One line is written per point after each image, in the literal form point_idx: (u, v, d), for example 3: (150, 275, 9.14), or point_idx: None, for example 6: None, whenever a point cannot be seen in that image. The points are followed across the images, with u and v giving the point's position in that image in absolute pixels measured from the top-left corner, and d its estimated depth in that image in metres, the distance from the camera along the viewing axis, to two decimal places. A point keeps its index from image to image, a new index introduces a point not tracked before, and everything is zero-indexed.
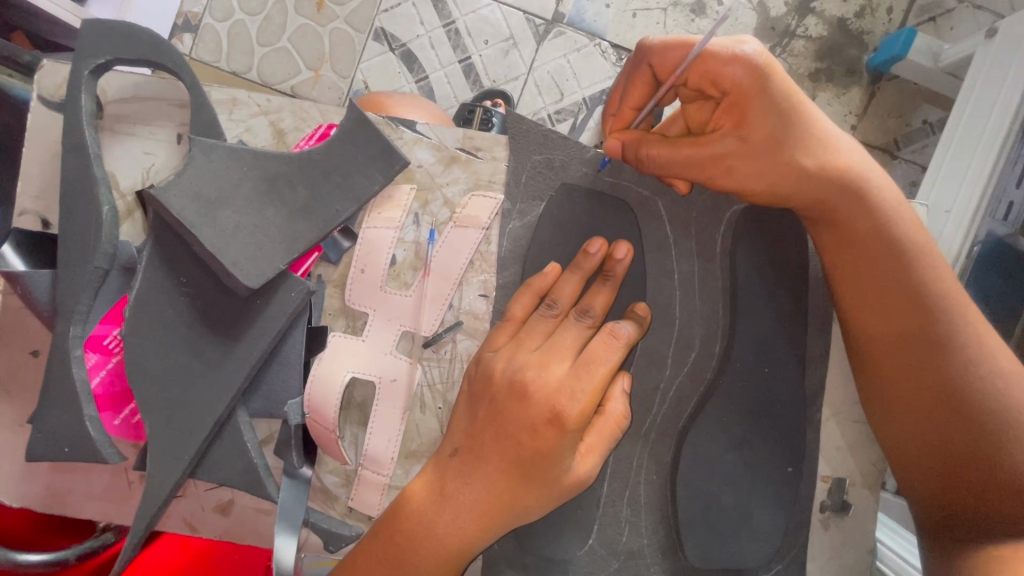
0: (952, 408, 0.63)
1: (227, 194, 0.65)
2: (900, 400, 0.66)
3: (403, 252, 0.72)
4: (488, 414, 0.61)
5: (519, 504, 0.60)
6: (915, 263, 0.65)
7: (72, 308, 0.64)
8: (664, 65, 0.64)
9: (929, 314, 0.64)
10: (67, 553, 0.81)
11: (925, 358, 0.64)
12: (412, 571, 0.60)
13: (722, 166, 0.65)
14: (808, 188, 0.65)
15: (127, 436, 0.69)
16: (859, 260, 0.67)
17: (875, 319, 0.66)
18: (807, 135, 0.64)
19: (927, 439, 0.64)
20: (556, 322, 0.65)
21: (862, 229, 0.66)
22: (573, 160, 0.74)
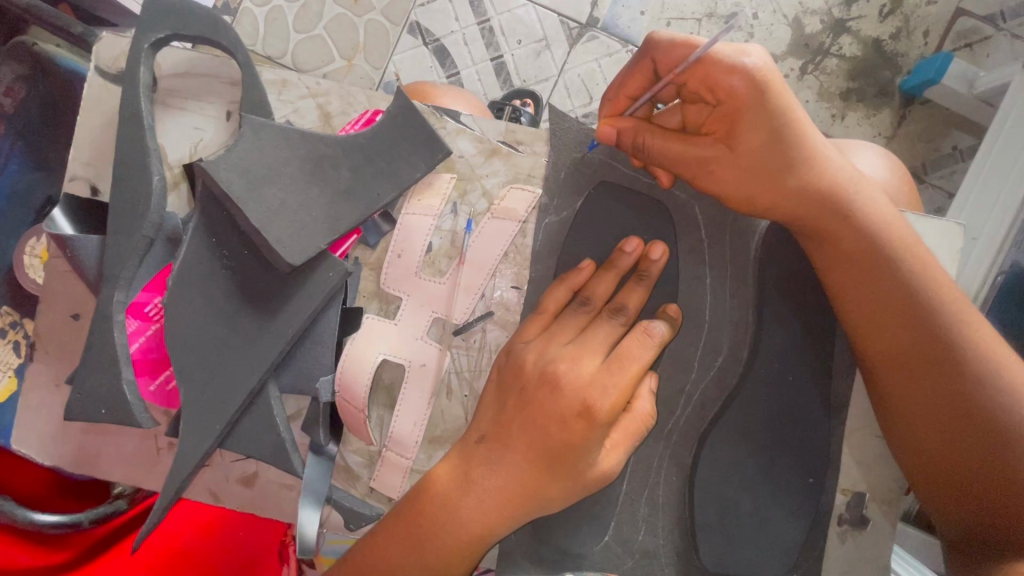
0: (964, 428, 0.63)
1: (274, 172, 0.67)
2: (915, 420, 0.65)
3: (440, 241, 0.73)
4: (518, 403, 0.62)
5: (543, 495, 0.61)
6: (918, 282, 0.65)
7: (118, 273, 0.65)
8: (667, 62, 0.65)
9: (935, 333, 0.64)
10: (81, 516, 0.83)
11: (929, 377, 0.64)
12: (434, 554, 0.61)
13: (708, 170, 0.66)
14: (795, 204, 0.66)
15: (161, 402, 0.70)
16: (855, 276, 0.66)
17: (869, 334, 0.67)
18: (798, 150, 0.64)
19: (938, 457, 0.64)
20: (589, 317, 0.66)
21: (856, 247, 0.66)
22: (613, 160, 0.74)
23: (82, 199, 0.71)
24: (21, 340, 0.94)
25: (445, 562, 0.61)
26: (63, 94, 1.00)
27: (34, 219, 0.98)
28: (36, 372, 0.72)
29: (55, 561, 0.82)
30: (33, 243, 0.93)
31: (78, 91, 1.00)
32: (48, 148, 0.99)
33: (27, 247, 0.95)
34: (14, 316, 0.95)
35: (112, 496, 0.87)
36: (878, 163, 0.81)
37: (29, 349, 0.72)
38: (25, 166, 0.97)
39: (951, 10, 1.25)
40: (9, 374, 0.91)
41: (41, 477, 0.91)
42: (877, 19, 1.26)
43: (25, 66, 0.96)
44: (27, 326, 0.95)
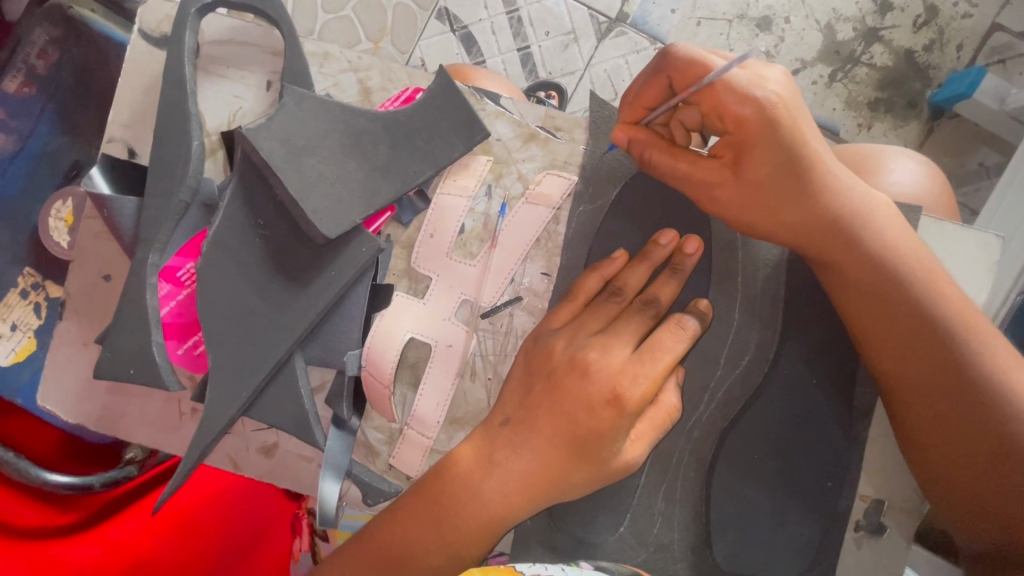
0: (987, 457, 0.60)
1: (313, 143, 0.67)
2: (933, 445, 0.63)
3: (472, 222, 0.73)
4: (547, 388, 0.62)
5: (566, 480, 0.61)
6: (936, 310, 0.62)
7: (153, 236, 0.66)
8: (681, 81, 0.62)
9: (953, 362, 0.62)
10: (93, 480, 0.86)
11: (943, 408, 0.62)
12: (454, 533, 0.61)
13: (712, 193, 0.65)
14: (799, 231, 0.64)
15: (188, 366, 0.71)
16: (860, 304, 0.65)
17: (880, 362, 0.65)
18: (804, 180, 0.62)
19: (951, 479, 0.63)
20: (622, 308, 0.66)
21: (860, 275, 0.64)
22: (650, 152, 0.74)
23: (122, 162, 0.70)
24: (43, 302, 0.96)
25: (463, 544, 0.61)
26: (97, 56, 0.99)
27: (59, 181, 0.98)
28: (64, 331, 0.72)
29: (64, 521, 0.82)
30: (60, 208, 0.93)
31: (111, 58, 1.00)
32: (74, 112, 0.99)
33: (52, 211, 0.94)
34: (37, 278, 0.96)
35: (123, 462, 0.90)
36: (917, 170, 0.80)
37: (59, 307, 0.72)
38: (56, 131, 0.99)
39: (987, 24, 1.24)
40: (30, 335, 0.94)
41: (49, 439, 0.92)
42: (911, 29, 1.24)
43: (59, 28, 0.96)
44: (49, 288, 0.97)
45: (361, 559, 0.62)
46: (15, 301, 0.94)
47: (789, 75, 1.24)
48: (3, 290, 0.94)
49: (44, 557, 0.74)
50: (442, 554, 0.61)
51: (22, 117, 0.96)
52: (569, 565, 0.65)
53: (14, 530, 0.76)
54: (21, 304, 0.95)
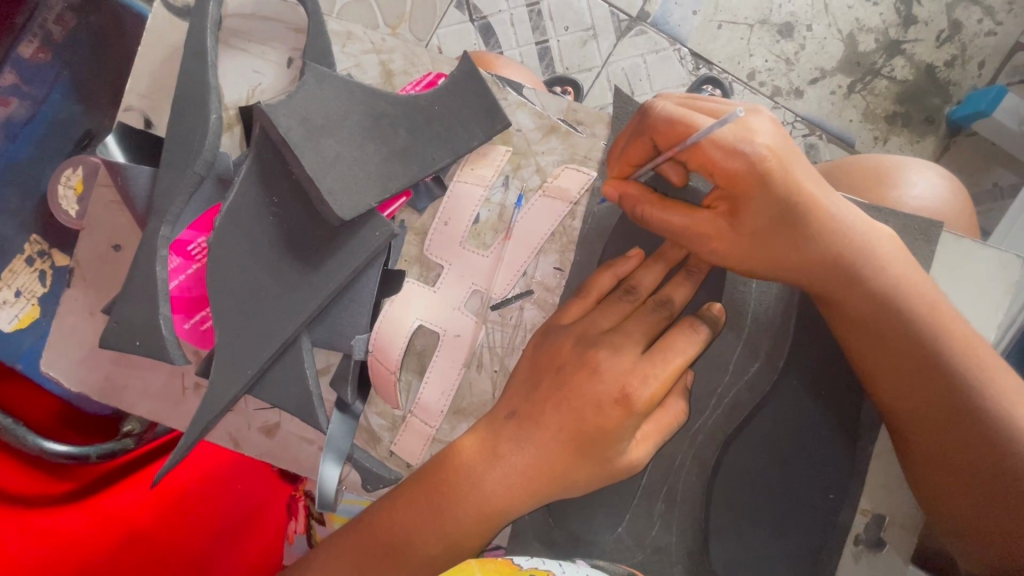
0: (995, 491, 0.58)
1: (332, 123, 0.66)
2: (937, 479, 0.61)
3: (487, 213, 0.72)
4: (554, 384, 0.62)
5: (568, 477, 0.61)
6: (947, 353, 0.59)
7: (166, 208, 0.65)
8: (665, 140, 0.60)
9: (960, 406, 0.59)
10: (89, 451, 0.87)
11: (948, 445, 0.60)
12: (450, 524, 0.60)
13: (709, 245, 0.62)
14: (802, 275, 0.62)
15: (194, 341, 0.70)
16: (867, 344, 0.62)
17: (886, 399, 0.63)
18: (804, 227, 0.59)
19: (960, 512, 0.60)
20: (633, 307, 0.65)
21: (864, 318, 0.62)
22: None
23: (136, 131, 0.69)
24: (48, 270, 0.96)
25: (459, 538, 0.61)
26: (113, 26, 0.99)
27: (71, 150, 0.99)
28: (72, 299, 0.72)
29: (59, 490, 0.83)
30: (70, 175, 0.94)
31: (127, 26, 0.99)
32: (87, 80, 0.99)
33: (62, 178, 0.94)
34: (43, 246, 0.96)
35: (120, 434, 0.91)
36: (939, 185, 0.79)
37: (67, 275, 0.72)
38: (70, 98, 0.98)
39: (1011, 43, 1.22)
40: (33, 302, 0.95)
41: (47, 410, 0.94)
42: (934, 44, 1.23)
43: None
44: (54, 257, 0.97)
45: (358, 543, 0.62)
46: (20, 268, 0.94)
47: (807, 84, 1.23)
48: (9, 256, 0.94)
49: (38, 527, 0.73)
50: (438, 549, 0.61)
51: (36, 83, 0.96)
52: (564, 561, 0.64)
53: (7, 495, 0.76)
54: (25, 271, 0.95)
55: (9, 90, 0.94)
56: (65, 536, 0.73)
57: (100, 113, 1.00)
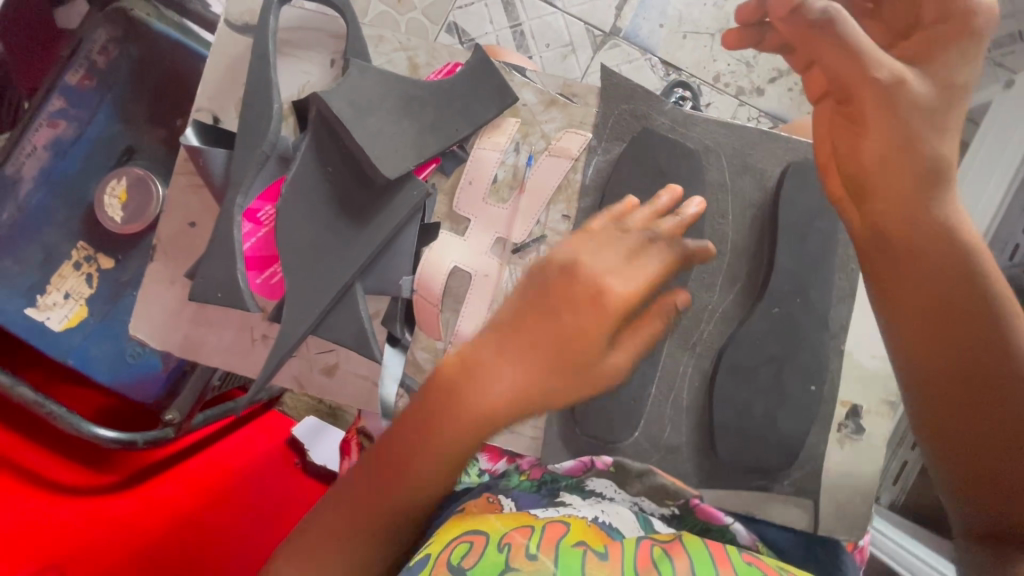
0: (1006, 420, 0.63)
1: (374, 105, 0.80)
2: (950, 409, 0.65)
3: (504, 173, 0.86)
4: (539, 289, 0.66)
5: (550, 389, 0.64)
6: (977, 268, 0.66)
7: (241, 180, 0.79)
8: (811, 51, 0.62)
9: (984, 316, 0.65)
10: (136, 437, 1.01)
11: (963, 355, 0.65)
12: (443, 433, 0.65)
13: (864, 109, 0.63)
14: (882, 173, 0.65)
15: (265, 294, 0.84)
16: (911, 251, 0.66)
17: (902, 308, 0.68)
18: (943, 125, 0.62)
19: (977, 437, 0.64)
20: (601, 275, 0.65)
21: (924, 223, 0.65)
22: (655, 111, 0.86)
23: (211, 128, 0.84)
24: (93, 273, 1.08)
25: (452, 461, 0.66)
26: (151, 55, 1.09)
27: (112, 164, 1.10)
28: (156, 271, 0.86)
29: (107, 482, 0.98)
30: (114, 186, 1.06)
31: (163, 52, 1.09)
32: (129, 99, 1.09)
33: (107, 188, 1.06)
34: (89, 252, 1.08)
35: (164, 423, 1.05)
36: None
37: (151, 250, 0.85)
38: (113, 117, 1.09)
39: None
40: (81, 303, 1.08)
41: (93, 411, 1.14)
42: None
43: (120, 29, 1.07)
44: (100, 260, 1.09)
45: (353, 483, 0.68)
46: (70, 272, 1.08)
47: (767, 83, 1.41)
48: (60, 261, 1.08)
49: (94, 511, 0.90)
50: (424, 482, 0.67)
51: (82, 107, 1.08)
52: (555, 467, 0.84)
53: (62, 485, 0.92)
54: (73, 275, 1.08)
55: (57, 113, 1.06)
56: (104, 514, 0.91)
57: (139, 130, 1.10)
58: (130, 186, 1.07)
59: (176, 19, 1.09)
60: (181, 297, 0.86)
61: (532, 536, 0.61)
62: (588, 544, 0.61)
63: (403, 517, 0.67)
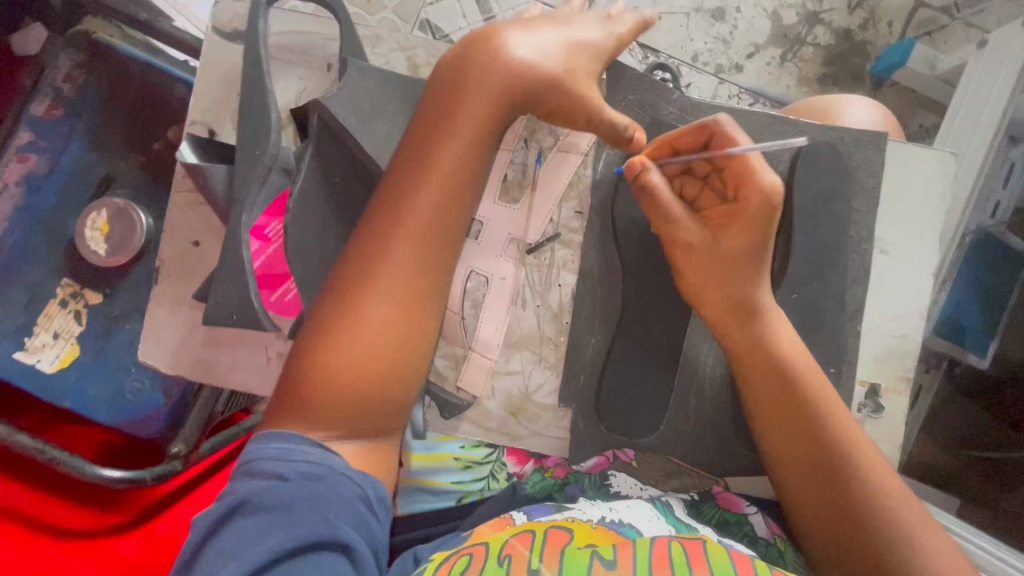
0: (818, 469, 0.72)
1: (379, 109, 0.78)
2: (786, 464, 0.75)
3: (513, 172, 0.84)
4: (393, 205, 0.68)
5: (412, 316, 0.68)
6: (817, 421, 0.74)
7: (245, 197, 0.74)
8: (719, 144, 0.73)
9: (828, 465, 0.72)
10: (144, 474, 0.99)
11: (807, 478, 0.73)
12: (325, 373, 0.64)
13: (688, 247, 0.77)
14: (749, 349, 0.76)
15: (280, 311, 0.83)
16: (767, 386, 0.76)
17: (771, 442, 0.76)
18: (750, 240, 0.74)
19: (805, 477, 0.73)
20: (568, 77, 0.71)
21: (763, 362, 0.76)
22: (662, 101, 0.83)
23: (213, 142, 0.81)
24: (81, 310, 1.03)
25: (422, 293, 0.68)
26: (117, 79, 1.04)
27: (90, 196, 1.04)
28: (160, 294, 0.85)
29: (115, 522, 1.03)
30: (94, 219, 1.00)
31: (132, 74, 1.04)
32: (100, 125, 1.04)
33: (87, 221, 1.01)
34: (75, 288, 1.03)
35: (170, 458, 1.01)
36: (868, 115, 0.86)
37: (155, 273, 0.84)
38: (86, 144, 1.04)
39: (912, 3, 1.43)
40: (71, 342, 1.02)
41: (90, 449, 1.07)
42: (848, 11, 1.43)
43: (84, 54, 1.03)
44: (87, 296, 1.03)
45: (310, 359, 0.65)
46: (57, 311, 1.02)
47: (745, 59, 1.40)
48: (44, 301, 1.02)
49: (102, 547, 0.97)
50: (381, 344, 0.65)
51: (51, 138, 1.03)
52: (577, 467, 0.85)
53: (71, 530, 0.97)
54: (61, 313, 1.03)
55: (26, 147, 1.02)
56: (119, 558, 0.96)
57: (115, 156, 1.05)
58: (112, 217, 1.01)
59: (140, 39, 1.04)
60: (191, 321, 0.85)
61: (535, 546, 0.63)
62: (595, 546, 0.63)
63: (394, 389, 0.67)
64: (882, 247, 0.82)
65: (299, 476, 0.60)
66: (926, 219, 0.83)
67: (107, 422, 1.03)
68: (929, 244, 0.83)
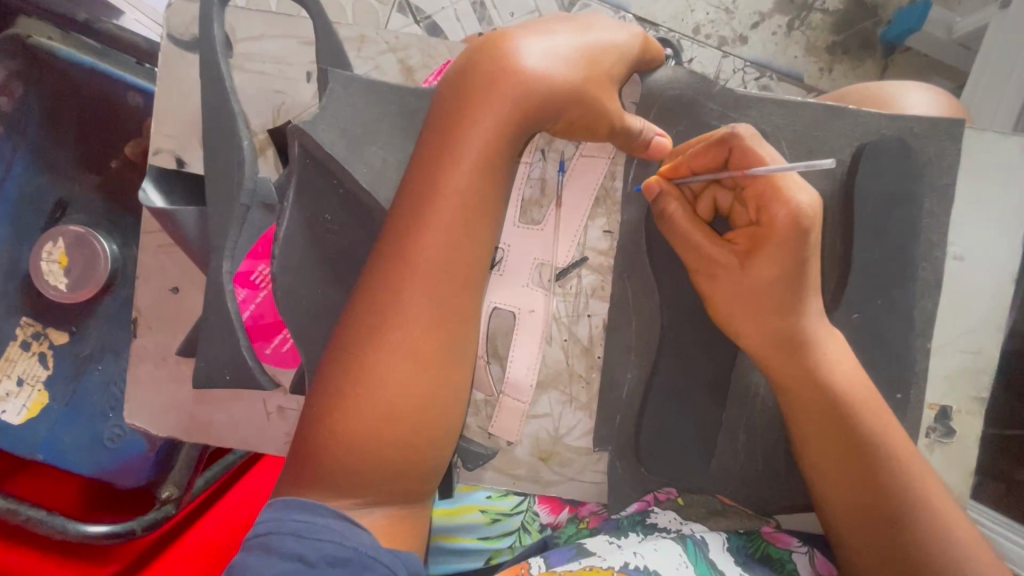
0: (880, 524, 0.62)
1: (371, 129, 0.66)
2: (840, 513, 0.65)
3: (531, 189, 0.74)
4: (399, 249, 0.57)
5: (431, 391, 0.56)
6: (882, 465, 0.63)
7: (221, 245, 0.64)
8: (739, 161, 0.63)
9: (892, 520, 0.61)
10: (133, 524, 0.87)
11: (868, 536, 0.62)
12: (332, 447, 0.54)
13: (713, 273, 0.66)
14: (797, 380, 0.66)
15: (279, 363, 0.73)
16: (818, 424, 0.65)
17: (823, 485, 0.66)
18: (798, 260, 0.62)
19: (863, 532, 0.63)
20: (593, 82, 0.59)
21: (810, 396, 0.65)
22: (701, 97, 0.72)
23: (190, 177, 0.72)
24: (46, 351, 0.91)
25: (437, 348, 0.56)
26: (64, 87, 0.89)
27: (45, 225, 0.91)
28: (143, 348, 0.74)
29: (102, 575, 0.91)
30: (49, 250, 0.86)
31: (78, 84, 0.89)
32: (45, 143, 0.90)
33: (43, 252, 0.87)
34: (37, 328, 0.91)
35: (159, 502, 0.89)
36: (928, 100, 0.75)
37: (132, 326, 0.74)
38: (34, 167, 0.90)
39: None
40: (39, 388, 0.90)
41: (73, 502, 0.95)
42: None
43: (21, 62, 0.87)
44: (51, 336, 0.91)
45: (320, 422, 0.55)
46: (18, 354, 0.90)
47: (749, 29, 1.25)
48: (5, 343, 0.90)
49: None
50: (405, 399, 0.55)
51: None
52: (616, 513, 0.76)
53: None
54: (23, 356, 0.91)
55: None
56: None
57: (69, 179, 0.90)
58: (69, 246, 0.87)
59: (84, 40, 0.89)
60: (179, 377, 0.75)
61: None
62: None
63: (425, 448, 0.57)
64: (956, 253, 0.74)
65: (327, 560, 0.51)
66: (990, 223, 0.74)
67: (87, 473, 0.90)
68: (1004, 249, 0.74)
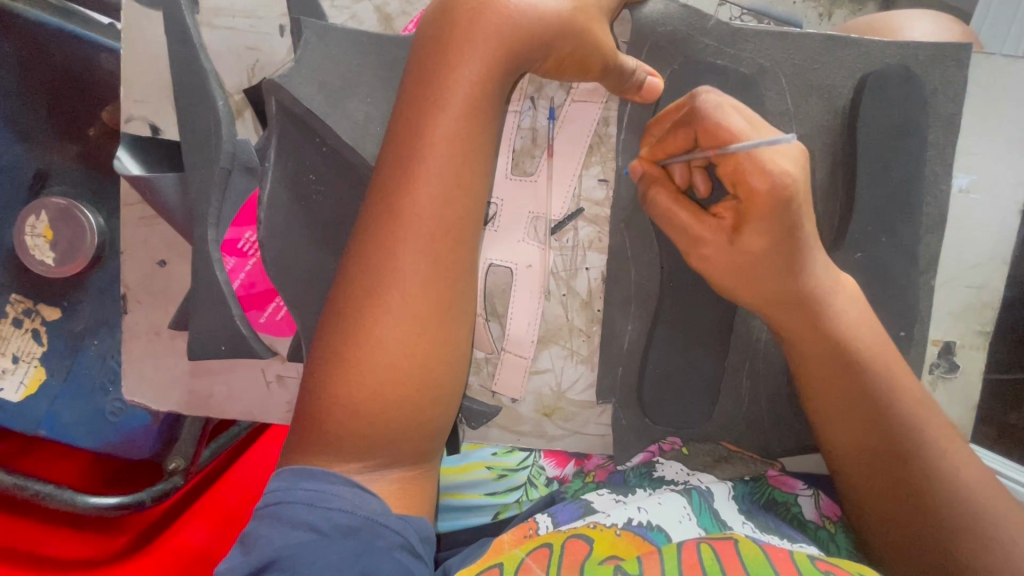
0: (887, 471, 0.61)
1: (352, 81, 0.64)
2: (846, 460, 0.64)
3: (523, 140, 0.72)
4: (387, 204, 0.55)
5: (423, 355, 0.54)
6: (889, 411, 0.61)
7: (205, 211, 0.65)
8: (708, 138, 0.59)
9: (900, 464, 0.60)
10: (143, 495, 0.88)
11: (878, 482, 0.62)
12: (330, 414, 0.54)
13: (701, 247, 0.64)
14: (797, 332, 0.64)
15: (273, 331, 0.71)
16: (819, 374, 0.65)
17: (828, 433, 0.66)
18: (791, 220, 0.58)
19: (871, 477, 0.62)
20: (581, 15, 0.56)
21: (811, 348, 0.64)
22: (695, 33, 0.69)
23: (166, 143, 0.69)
24: (39, 327, 0.90)
25: (427, 312, 0.55)
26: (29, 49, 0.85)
27: (24, 198, 0.88)
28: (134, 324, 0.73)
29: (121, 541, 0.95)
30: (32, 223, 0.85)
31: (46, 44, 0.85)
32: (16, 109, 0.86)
33: (27, 227, 0.86)
34: (27, 304, 0.90)
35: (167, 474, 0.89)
36: (937, 32, 0.72)
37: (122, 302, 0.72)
38: (9, 139, 0.87)
39: None
40: (35, 364, 0.90)
41: (80, 478, 0.96)
42: None
43: None
44: (43, 311, 0.90)
45: (318, 391, 0.55)
46: (12, 332, 0.89)
47: None
48: None
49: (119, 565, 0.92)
50: (407, 360, 0.54)
51: None
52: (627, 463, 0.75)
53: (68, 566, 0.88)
54: (17, 334, 0.90)
55: None
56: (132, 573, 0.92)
57: (46, 149, 0.87)
58: (54, 220, 0.86)
59: None
60: (172, 350, 0.73)
61: (552, 566, 0.53)
62: (619, 561, 0.53)
63: (431, 410, 0.56)
64: (961, 187, 0.72)
65: (338, 529, 0.50)
66: (996, 154, 0.72)
67: (92, 448, 0.91)
68: (1011, 180, 0.72)
